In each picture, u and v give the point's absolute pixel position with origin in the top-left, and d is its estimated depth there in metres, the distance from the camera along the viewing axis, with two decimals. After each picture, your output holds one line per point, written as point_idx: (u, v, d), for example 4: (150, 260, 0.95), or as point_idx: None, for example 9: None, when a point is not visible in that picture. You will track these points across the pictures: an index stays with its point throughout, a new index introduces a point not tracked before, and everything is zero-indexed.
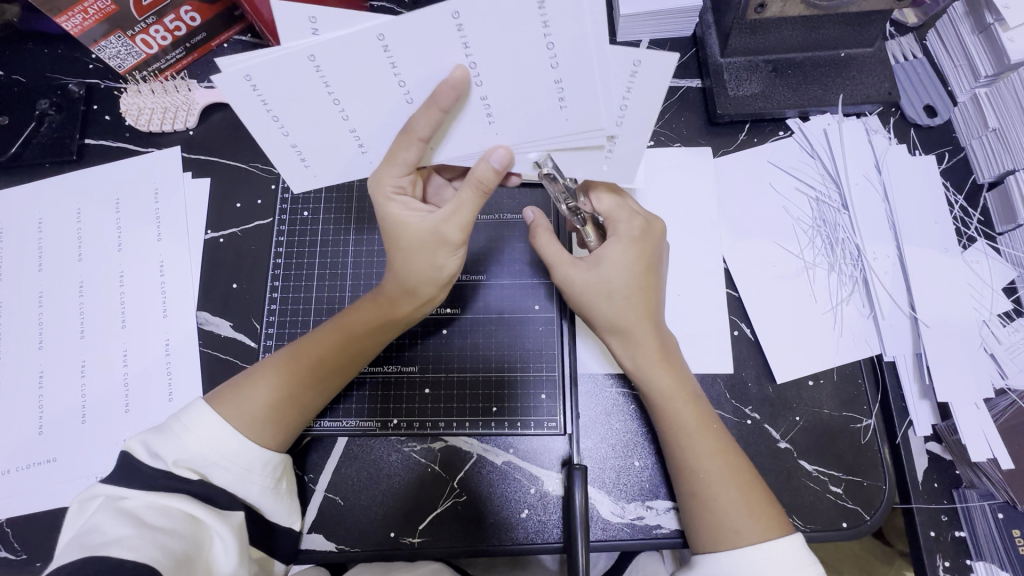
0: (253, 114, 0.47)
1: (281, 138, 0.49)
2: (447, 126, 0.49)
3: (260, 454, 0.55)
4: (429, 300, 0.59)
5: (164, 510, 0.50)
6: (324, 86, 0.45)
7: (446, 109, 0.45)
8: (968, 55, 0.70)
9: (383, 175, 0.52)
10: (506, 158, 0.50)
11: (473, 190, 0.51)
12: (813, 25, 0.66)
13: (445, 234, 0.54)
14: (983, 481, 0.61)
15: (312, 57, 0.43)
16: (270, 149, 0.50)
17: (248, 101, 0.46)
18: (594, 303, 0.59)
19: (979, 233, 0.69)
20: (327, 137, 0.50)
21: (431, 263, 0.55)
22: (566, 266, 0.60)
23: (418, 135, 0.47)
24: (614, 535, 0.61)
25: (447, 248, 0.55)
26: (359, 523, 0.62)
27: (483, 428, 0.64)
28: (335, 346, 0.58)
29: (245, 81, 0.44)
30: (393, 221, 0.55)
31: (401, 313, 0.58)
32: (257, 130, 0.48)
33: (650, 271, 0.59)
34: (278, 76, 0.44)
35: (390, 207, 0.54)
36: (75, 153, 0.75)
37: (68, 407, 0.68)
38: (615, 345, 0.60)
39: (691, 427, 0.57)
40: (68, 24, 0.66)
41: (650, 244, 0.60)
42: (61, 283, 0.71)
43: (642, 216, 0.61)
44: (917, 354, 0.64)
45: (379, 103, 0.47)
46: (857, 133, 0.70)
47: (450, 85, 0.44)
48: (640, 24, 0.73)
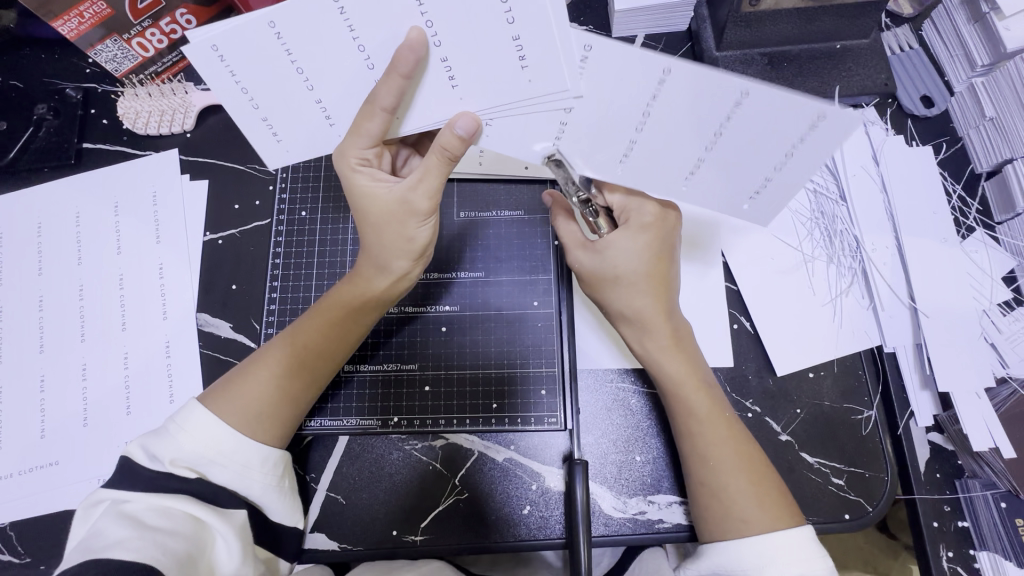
0: (220, 82, 0.47)
1: (251, 111, 0.50)
2: (410, 98, 0.49)
3: (258, 451, 0.55)
4: (405, 277, 0.59)
5: (166, 511, 0.50)
6: (287, 54, 0.46)
7: (407, 75, 0.45)
8: (964, 45, 0.69)
9: (348, 147, 0.51)
10: (471, 125, 0.48)
11: (439, 156, 0.50)
12: (808, 16, 0.66)
13: (412, 202, 0.53)
14: (986, 471, 0.61)
15: (271, 23, 0.44)
16: (240, 121, 0.50)
17: (214, 70, 0.46)
18: (608, 289, 0.59)
19: (978, 223, 0.69)
20: (293, 108, 0.50)
21: (403, 236, 0.55)
22: (576, 249, 0.61)
23: (382, 105, 0.47)
24: (617, 531, 0.61)
25: (413, 217, 0.54)
26: (364, 521, 0.62)
27: (483, 424, 0.64)
28: (318, 333, 0.59)
29: (212, 51, 0.45)
30: (360, 195, 0.54)
31: (376, 291, 0.59)
32: (226, 100, 0.49)
33: (662, 257, 0.59)
34: (241, 42, 0.45)
35: (355, 178, 0.54)
36: (73, 158, 0.75)
37: (70, 410, 0.68)
38: (628, 333, 0.60)
39: (701, 413, 0.57)
40: (64, 29, 0.66)
41: (665, 229, 0.59)
42: (60, 286, 0.72)
43: (656, 202, 0.59)
44: (917, 345, 0.64)
45: (343, 73, 0.47)
46: (855, 125, 0.70)
47: (408, 47, 0.44)
48: (635, 19, 0.73)
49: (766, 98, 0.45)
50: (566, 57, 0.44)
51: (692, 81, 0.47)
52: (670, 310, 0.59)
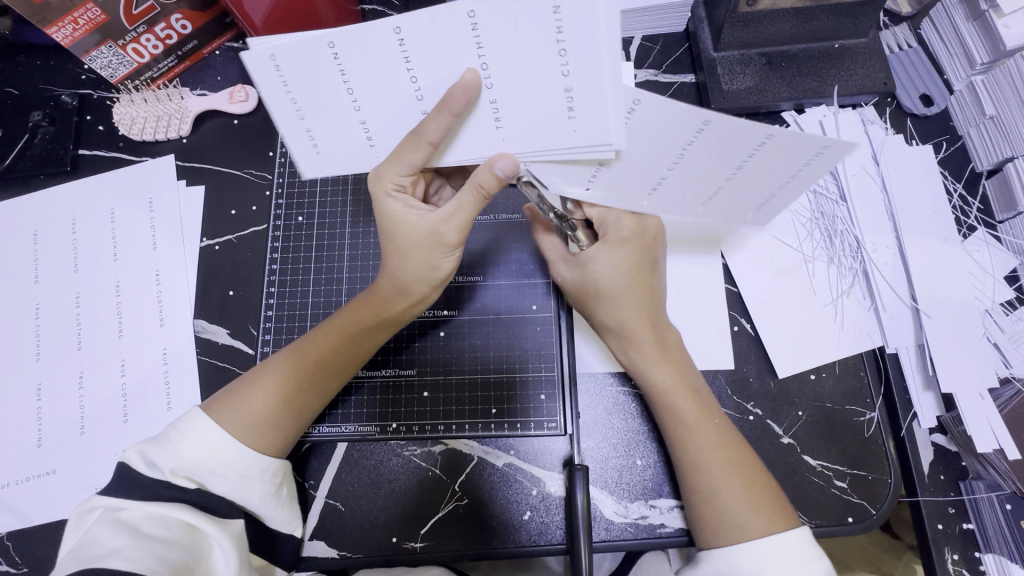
0: (268, 91, 0.45)
1: (296, 121, 0.48)
2: (455, 133, 0.48)
3: (259, 460, 0.55)
4: (423, 299, 0.59)
5: (162, 519, 0.49)
6: (340, 74, 0.44)
7: (457, 113, 0.45)
8: (963, 43, 0.69)
9: (386, 171, 0.51)
10: (510, 166, 0.48)
11: (474, 192, 0.51)
12: (806, 16, 0.66)
13: (442, 234, 0.54)
14: (991, 472, 0.60)
15: (330, 44, 0.42)
16: (285, 135, 0.48)
17: (268, 81, 0.45)
18: (588, 302, 0.60)
19: (979, 221, 0.68)
20: (338, 125, 0.48)
21: (427, 263, 0.55)
22: (557, 263, 0.63)
23: (427, 138, 0.47)
24: (618, 536, 0.61)
25: (442, 248, 0.55)
26: (362, 528, 0.62)
27: (482, 429, 0.64)
28: (329, 347, 0.58)
29: (268, 59, 0.43)
30: (390, 218, 0.55)
31: (394, 312, 0.58)
32: (273, 106, 0.46)
33: (641, 268, 0.59)
34: (297, 55, 0.43)
35: (388, 204, 0.54)
36: (69, 165, 0.75)
37: (67, 418, 0.67)
38: (614, 344, 0.61)
39: (690, 421, 0.56)
40: (59, 35, 0.66)
41: (644, 240, 0.59)
42: (57, 293, 0.71)
43: (633, 215, 0.59)
44: (920, 346, 0.63)
45: (392, 104, 0.47)
46: (853, 125, 0.70)
47: (462, 88, 0.43)
48: (631, 20, 0.73)
49: (791, 141, 0.48)
50: (616, 110, 0.44)
51: (728, 137, 0.47)
52: (655, 320, 0.59)
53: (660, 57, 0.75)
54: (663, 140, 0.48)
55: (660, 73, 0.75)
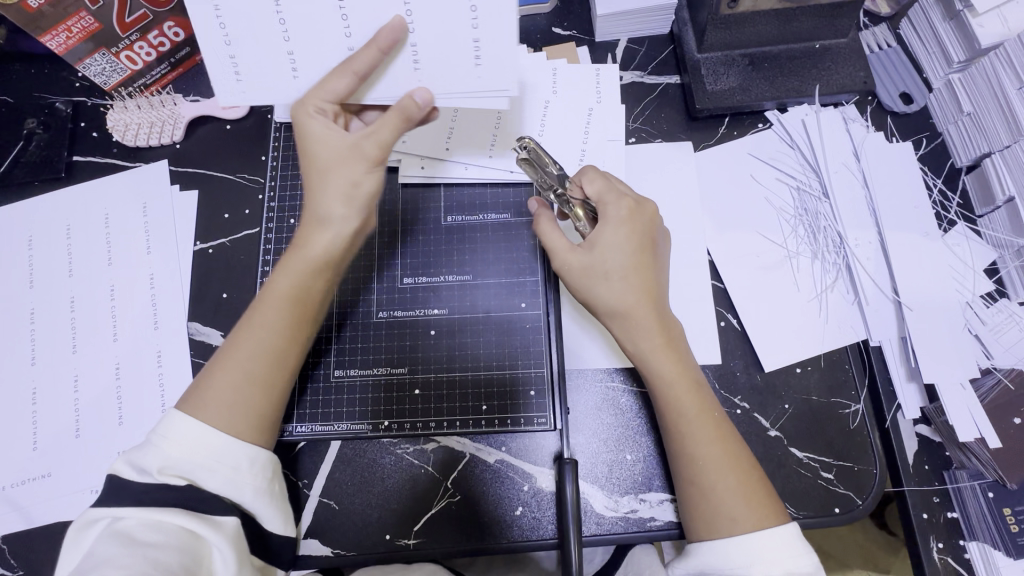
0: (209, 42, 0.51)
1: (221, 44, 0.51)
2: (382, 71, 0.53)
3: (246, 452, 0.55)
4: (355, 229, 0.56)
5: (159, 526, 0.50)
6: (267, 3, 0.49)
7: (385, 48, 0.50)
8: (941, 42, 0.71)
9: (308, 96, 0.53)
10: (428, 98, 0.53)
11: (396, 117, 0.52)
12: (786, 18, 0.67)
13: (362, 147, 0.54)
14: (973, 462, 0.61)
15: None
16: (214, 77, 0.53)
17: (209, 29, 0.50)
18: (595, 287, 0.59)
19: (959, 216, 0.70)
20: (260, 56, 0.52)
21: (346, 181, 0.54)
22: (563, 250, 0.60)
23: (356, 69, 0.51)
24: (608, 530, 0.62)
25: (361, 162, 0.54)
26: (355, 526, 0.63)
27: (473, 428, 0.65)
28: (279, 305, 0.57)
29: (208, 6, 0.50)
30: (311, 138, 0.54)
31: (323, 252, 0.56)
32: (209, 57, 0.52)
33: (643, 250, 0.60)
34: (241, 9, 0.50)
35: (309, 124, 0.53)
36: (64, 171, 0.76)
37: (62, 422, 0.68)
38: (617, 330, 0.60)
39: (691, 414, 0.57)
40: (52, 43, 0.68)
41: (642, 220, 0.60)
42: (51, 298, 0.72)
43: (631, 198, 0.61)
44: (902, 338, 0.64)
45: (325, 52, 0.52)
46: (835, 123, 0.71)
47: (388, 28, 0.49)
48: (617, 23, 0.74)
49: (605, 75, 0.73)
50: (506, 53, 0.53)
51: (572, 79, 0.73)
52: (659, 308, 0.59)
53: (646, 58, 0.76)
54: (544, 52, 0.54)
55: (647, 74, 0.76)
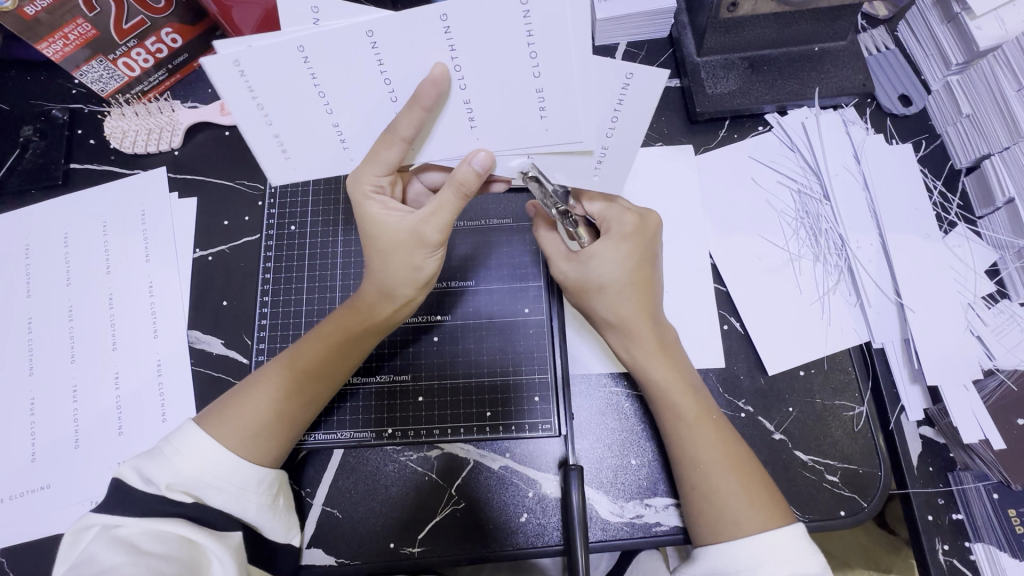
0: (240, 103, 0.46)
1: (265, 128, 0.49)
2: (428, 129, 0.49)
3: (254, 471, 0.55)
4: (408, 303, 0.58)
5: (160, 535, 0.49)
6: (311, 77, 0.45)
7: (428, 107, 0.45)
8: (939, 45, 0.71)
9: (363, 174, 0.52)
10: (487, 162, 0.49)
11: (454, 191, 0.50)
12: (785, 21, 0.67)
13: (423, 235, 0.53)
14: (977, 462, 0.61)
15: (302, 47, 0.43)
16: (250, 138, 0.49)
17: (235, 89, 0.45)
18: (589, 298, 0.60)
19: (959, 217, 0.70)
20: (311, 130, 0.49)
21: (409, 264, 0.55)
22: (558, 260, 0.61)
23: (401, 135, 0.47)
24: (615, 535, 0.61)
25: (423, 248, 0.54)
26: (359, 535, 0.62)
27: (477, 433, 0.64)
28: (326, 352, 0.58)
29: (233, 66, 0.44)
30: (369, 219, 0.54)
31: (378, 318, 0.58)
32: (240, 115, 0.47)
33: (642, 264, 0.59)
34: (266, 62, 0.44)
35: (367, 206, 0.54)
36: (61, 179, 0.75)
37: (61, 432, 0.67)
38: (613, 338, 0.61)
39: (690, 418, 0.57)
40: (49, 51, 0.67)
41: (644, 237, 0.60)
42: (49, 307, 0.71)
43: (636, 212, 0.60)
44: (905, 340, 0.64)
45: (367, 101, 0.48)
46: (835, 125, 0.71)
47: (430, 83, 0.44)
48: (617, 27, 0.74)
49: None
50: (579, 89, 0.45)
51: None
52: (655, 318, 0.60)
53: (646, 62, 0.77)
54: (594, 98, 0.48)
55: None
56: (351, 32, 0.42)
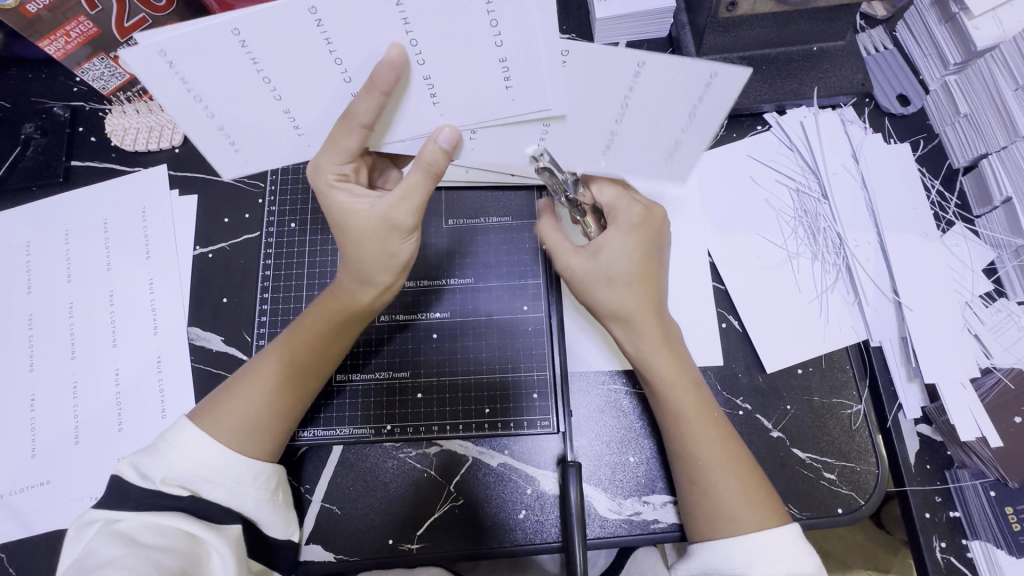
0: (173, 95, 0.45)
1: (207, 120, 0.48)
2: (392, 111, 0.49)
3: (249, 467, 0.55)
4: (389, 288, 0.58)
5: (160, 528, 0.50)
6: (253, 63, 0.44)
7: (387, 90, 0.45)
8: (937, 45, 0.71)
9: (325, 161, 0.52)
10: (453, 137, 0.50)
11: (422, 173, 0.51)
12: (784, 20, 0.68)
13: (394, 220, 0.53)
14: (974, 460, 0.61)
15: (235, 31, 0.41)
16: (191, 131, 0.48)
17: (167, 80, 0.44)
18: (596, 291, 0.60)
19: (957, 217, 0.71)
20: (257, 117, 0.48)
21: (384, 251, 0.55)
22: (565, 252, 0.62)
23: (360, 120, 0.48)
24: (613, 532, 0.61)
25: (396, 233, 0.54)
26: (359, 531, 0.62)
27: (476, 430, 0.64)
28: (310, 343, 0.58)
29: (161, 56, 0.42)
30: (337, 207, 0.54)
31: (358, 305, 0.58)
32: (177, 109, 0.46)
33: (650, 257, 0.60)
34: (197, 50, 0.42)
35: (333, 194, 0.54)
36: (62, 176, 0.75)
37: (61, 428, 0.67)
38: (617, 331, 0.61)
39: (690, 414, 0.57)
40: (51, 48, 0.67)
41: (650, 229, 0.60)
42: (50, 304, 0.71)
43: (642, 204, 0.61)
44: (903, 339, 0.65)
45: (317, 86, 0.47)
46: (834, 125, 0.71)
47: (388, 65, 0.44)
48: (616, 27, 0.75)
49: None
50: None
51: None
52: (660, 311, 0.60)
53: None
54: (665, 100, 0.49)
55: None
56: (294, 11, 0.41)
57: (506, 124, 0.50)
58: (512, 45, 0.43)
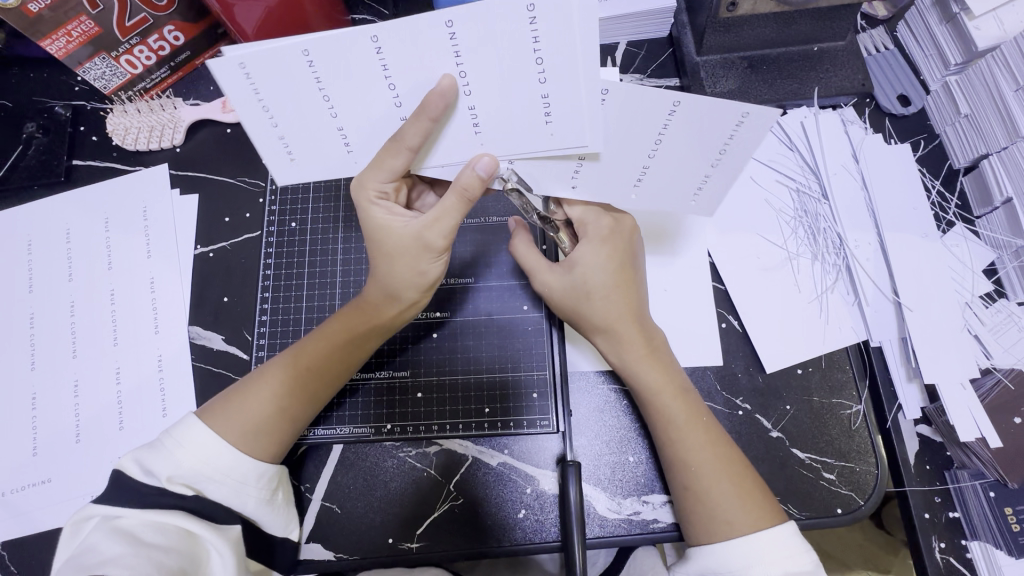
0: (243, 104, 0.47)
1: (269, 129, 0.49)
2: (433, 139, 0.50)
3: (253, 466, 0.55)
4: (412, 304, 0.59)
5: (162, 527, 0.50)
6: (316, 81, 0.45)
7: (435, 118, 0.46)
8: (938, 45, 0.71)
9: (368, 178, 0.52)
10: (491, 166, 0.50)
11: (457, 196, 0.51)
12: (785, 20, 0.67)
13: (427, 241, 0.54)
14: (974, 461, 0.62)
15: (306, 51, 0.43)
16: (255, 139, 0.49)
17: (240, 89, 0.46)
18: (578, 305, 0.61)
19: (957, 217, 0.71)
20: (316, 134, 0.50)
21: (413, 269, 0.55)
22: (544, 272, 0.62)
23: (408, 143, 0.48)
24: (612, 532, 0.61)
25: (428, 254, 0.55)
26: (358, 530, 0.62)
27: (476, 429, 0.65)
28: (329, 351, 0.59)
29: (239, 68, 0.45)
30: (373, 223, 0.55)
31: (381, 319, 0.58)
32: (244, 117, 0.48)
33: (623, 267, 0.61)
34: (272, 67, 0.44)
35: (372, 210, 0.54)
36: (63, 175, 0.76)
37: (62, 427, 0.68)
38: (602, 344, 0.61)
39: (679, 421, 0.58)
40: (52, 48, 0.67)
41: (621, 239, 0.61)
42: (51, 303, 0.71)
43: (608, 214, 0.61)
44: (902, 339, 0.65)
45: (372, 110, 0.48)
46: (834, 125, 0.71)
47: (439, 93, 0.45)
48: (616, 26, 0.75)
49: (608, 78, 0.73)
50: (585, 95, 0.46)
51: None
52: (641, 321, 0.61)
53: (645, 62, 0.77)
54: (702, 134, 0.49)
55: (646, 77, 0.77)
56: (357, 38, 0.42)
57: (547, 158, 0.51)
58: (524, 55, 0.43)
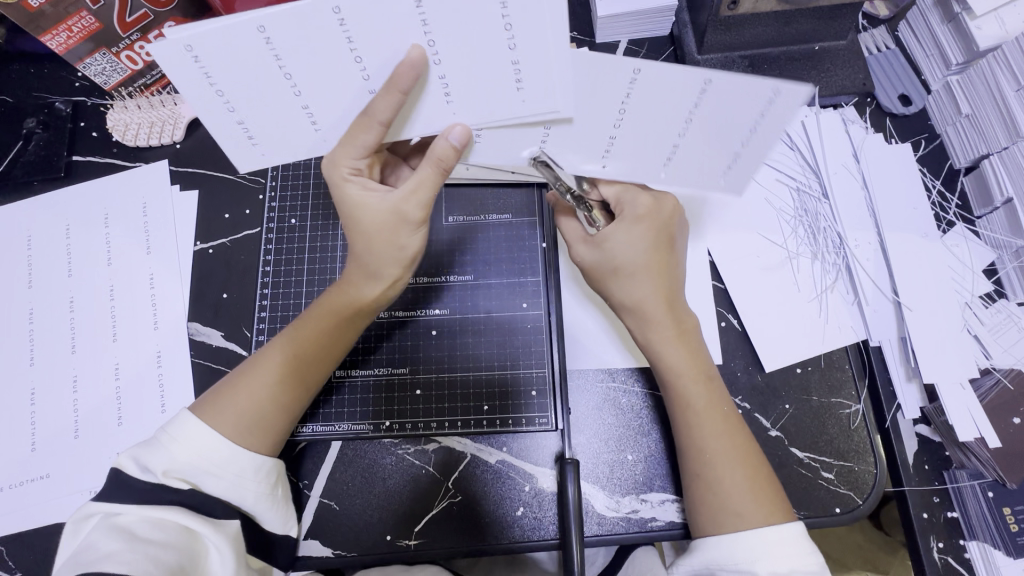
0: (193, 87, 0.45)
1: (226, 113, 0.47)
2: (408, 111, 0.49)
3: (251, 460, 0.55)
4: (396, 283, 0.58)
5: (160, 523, 0.50)
6: (275, 59, 0.44)
7: (407, 91, 0.45)
8: (939, 45, 0.71)
9: (340, 156, 0.52)
10: (464, 136, 0.50)
11: (433, 167, 0.51)
12: (785, 20, 0.67)
13: (405, 212, 0.54)
14: (973, 462, 0.62)
15: (260, 28, 0.41)
16: (211, 122, 0.48)
17: (189, 72, 0.44)
18: (608, 280, 0.61)
19: (958, 217, 0.71)
20: (277, 113, 0.48)
21: (393, 244, 0.55)
22: (578, 245, 0.63)
23: (379, 118, 0.47)
24: (610, 530, 0.61)
25: (406, 226, 0.54)
26: (357, 527, 0.62)
27: (474, 427, 0.65)
28: (319, 339, 0.59)
29: (186, 50, 0.42)
30: (349, 200, 0.54)
31: (364, 302, 0.58)
32: (197, 101, 0.46)
33: (660, 245, 0.60)
34: (224, 48, 0.43)
35: (346, 187, 0.54)
36: (63, 171, 0.76)
37: (61, 422, 0.68)
38: (631, 321, 0.61)
39: (700, 406, 0.58)
40: (52, 43, 0.67)
41: (658, 218, 0.60)
42: (51, 299, 0.71)
43: (650, 194, 0.60)
44: (902, 339, 0.65)
45: (337, 87, 0.47)
46: (835, 124, 0.71)
47: (408, 65, 0.44)
48: (617, 25, 0.74)
49: None
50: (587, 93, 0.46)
51: None
52: (672, 302, 0.60)
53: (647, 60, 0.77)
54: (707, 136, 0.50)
55: None
56: (317, 10, 0.41)
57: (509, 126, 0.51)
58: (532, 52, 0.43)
